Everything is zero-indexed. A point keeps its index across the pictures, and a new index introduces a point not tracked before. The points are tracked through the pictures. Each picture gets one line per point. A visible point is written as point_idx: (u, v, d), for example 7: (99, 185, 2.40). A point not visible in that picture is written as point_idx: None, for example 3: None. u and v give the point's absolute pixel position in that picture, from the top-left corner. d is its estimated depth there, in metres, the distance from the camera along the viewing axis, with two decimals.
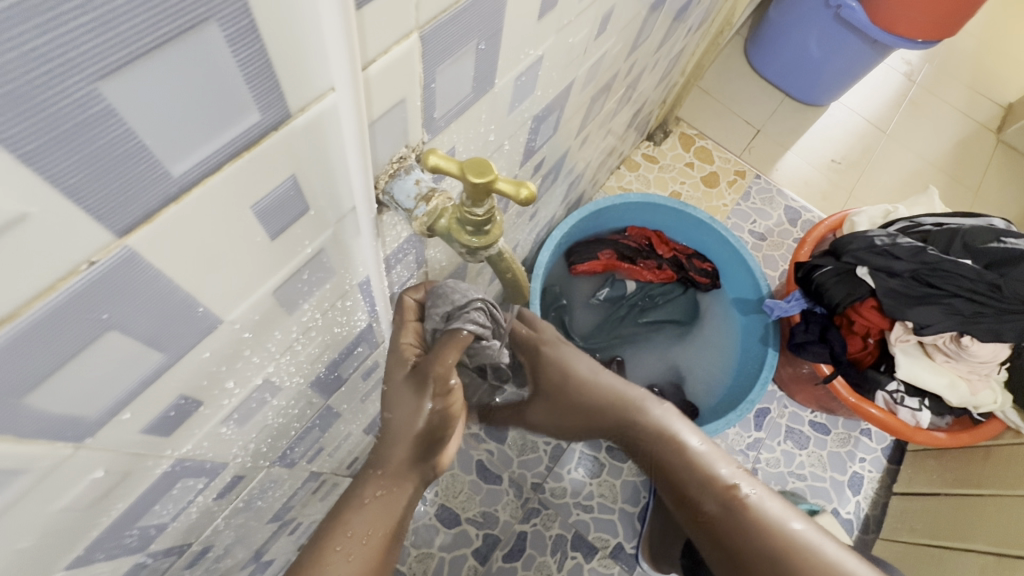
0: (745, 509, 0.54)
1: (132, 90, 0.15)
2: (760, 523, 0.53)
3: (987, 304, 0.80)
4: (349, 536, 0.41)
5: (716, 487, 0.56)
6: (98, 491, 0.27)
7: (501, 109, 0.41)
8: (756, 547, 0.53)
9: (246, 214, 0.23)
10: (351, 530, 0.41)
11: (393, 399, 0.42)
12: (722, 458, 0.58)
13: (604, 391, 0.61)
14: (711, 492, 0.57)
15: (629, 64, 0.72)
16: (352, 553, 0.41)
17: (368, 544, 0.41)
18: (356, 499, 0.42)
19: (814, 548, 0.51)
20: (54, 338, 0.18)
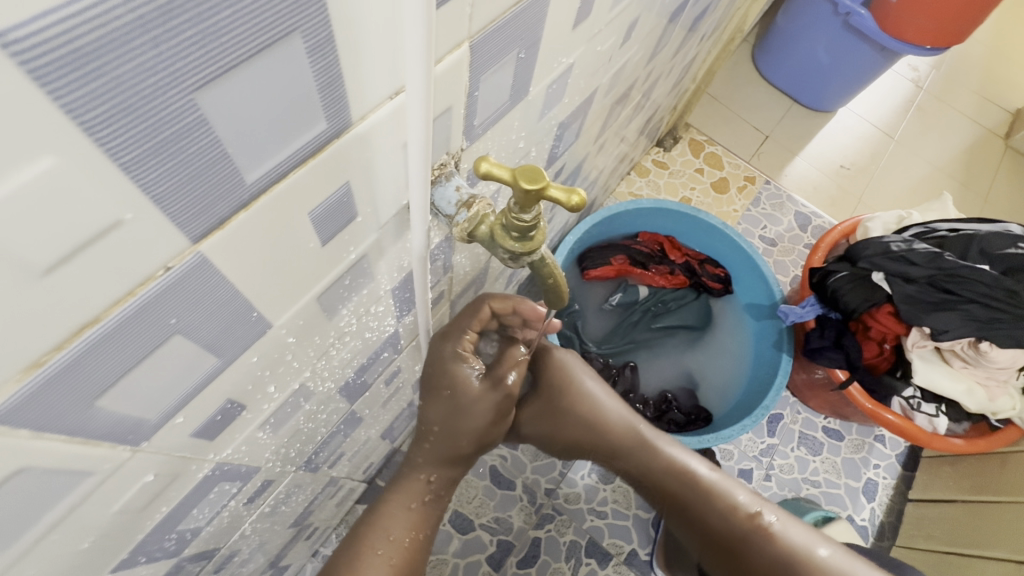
0: (766, 534, 0.54)
1: (220, 102, 0.15)
2: (787, 552, 0.53)
3: (1006, 309, 0.80)
4: (389, 537, 0.45)
5: (739, 517, 0.55)
6: (147, 494, 0.28)
7: (532, 117, 0.41)
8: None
9: (303, 221, 0.23)
10: (390, 533, 0.45)
11: (457, 404, 0.45)
12: (735, 485, 0.57)
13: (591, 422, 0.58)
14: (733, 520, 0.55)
15: (647, 71, 0.73)
16: (393, 556, 0.45)
17: (402, 546, 0.45)
18: (399, 504, 0.47)
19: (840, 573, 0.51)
20: (130, 343, 0.19)
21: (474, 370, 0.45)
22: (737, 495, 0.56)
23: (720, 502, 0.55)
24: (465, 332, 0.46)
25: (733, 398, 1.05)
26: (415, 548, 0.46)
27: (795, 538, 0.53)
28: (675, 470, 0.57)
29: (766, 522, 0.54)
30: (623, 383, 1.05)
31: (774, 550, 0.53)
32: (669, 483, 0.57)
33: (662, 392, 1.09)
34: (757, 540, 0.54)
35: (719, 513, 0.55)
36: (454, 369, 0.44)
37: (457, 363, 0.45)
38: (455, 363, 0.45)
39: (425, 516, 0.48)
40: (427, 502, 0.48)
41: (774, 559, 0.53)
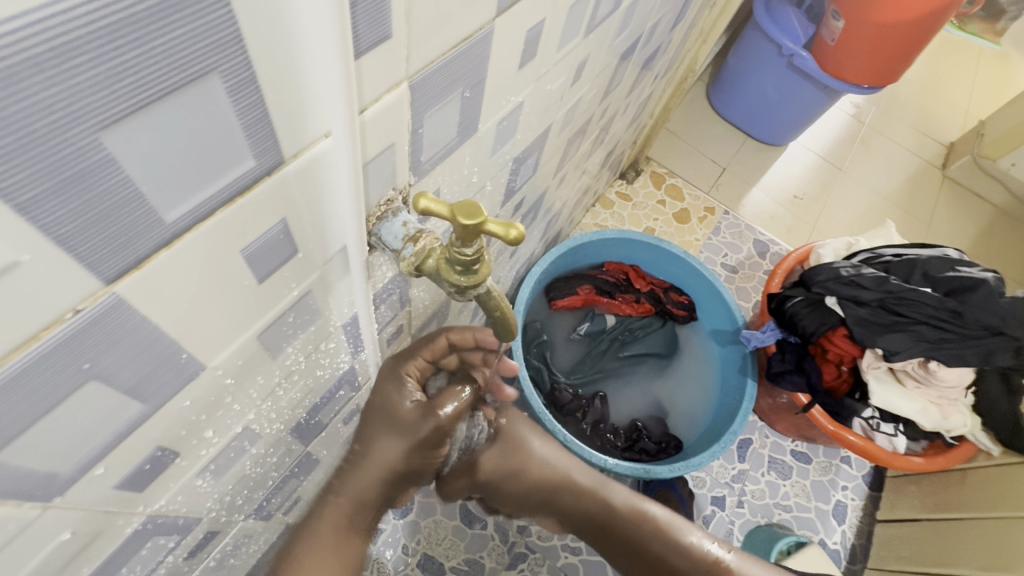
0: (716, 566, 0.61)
1: (132, 140, 0.15)
2: None
3: (950, 329, 0.83)
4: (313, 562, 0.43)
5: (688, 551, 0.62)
6: (66, 551, 0.26)
7: (484, 152, 0.42)
8: None
9: (236, 259, 0.23)
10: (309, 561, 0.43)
11: (375, 431, 0.45)
12: (685, 525, 0.63)
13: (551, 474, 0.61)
14: (679, 554, 0.62)
15: (602, 108, 0.76)
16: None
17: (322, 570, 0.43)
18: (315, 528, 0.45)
19: None
20: (34, 390, 0.18)
21: (413, 393, 0.45)
22: (688, 535, 0.62)
23: (670, 540, 0.62)
24: (415, 358, 0.47)
25: (703, 425, 1.06)
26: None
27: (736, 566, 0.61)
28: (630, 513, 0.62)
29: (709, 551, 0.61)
30: (593, 413, 1.04)
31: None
32: (626, 526, 0.62)
33: (632, 420, 1.09)
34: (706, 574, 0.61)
35: (670, 549, 0.62)
36: (389, 397, 0.45)
37: (394, 384, 0.45)
38: (393, 388, 0.45)
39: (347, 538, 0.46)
40: (343, 527, 0.45)
41: None
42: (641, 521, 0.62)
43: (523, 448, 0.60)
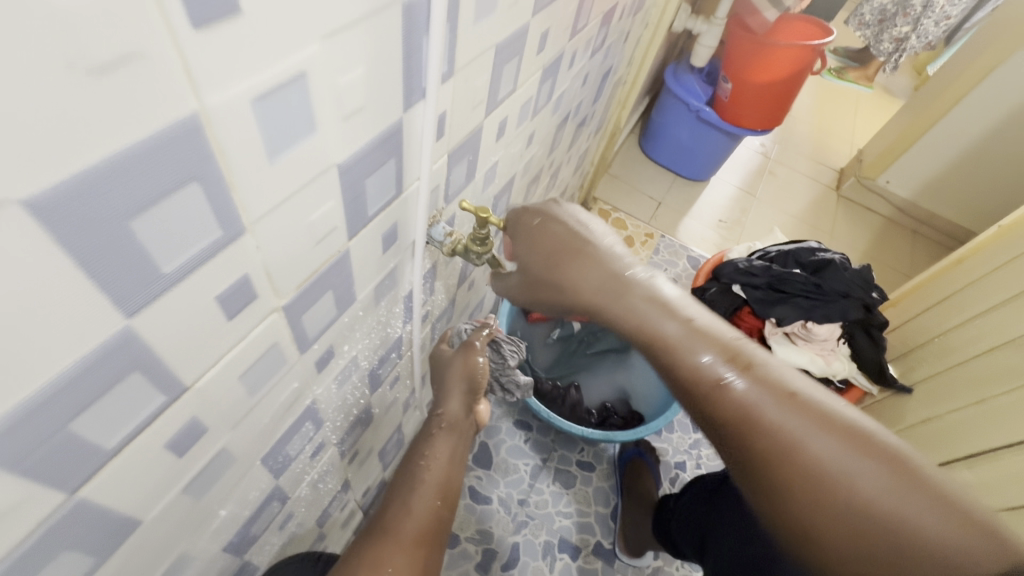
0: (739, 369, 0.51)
1: (369, 184, 0.42)
2: (759, 383, 0.50)
3: (816, 296, 1.14)
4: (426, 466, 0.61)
5: (705, 355, 0.52)
6: (290, 399, 0.49)
7: (478, 190, 0.70)
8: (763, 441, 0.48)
9: (378, 238, 0.49)
10: (423, 457, 0.62)
11: (448, 365, 0.72)
12: (708, 335, 0.53)
13: (572, 269, 0.55)
14: (698, 369, 0.52)
15: (550, 160, 1.06)
16: (429, 468, 0.61)
17: (432, 464, 0.61)
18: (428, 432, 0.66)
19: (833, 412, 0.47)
20: (318, 287, 0.43)
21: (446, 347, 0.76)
22: (707, 333, 0.53)
23: (692, 336, 0.53)
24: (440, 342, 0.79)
25: (659, 399, 1.30)
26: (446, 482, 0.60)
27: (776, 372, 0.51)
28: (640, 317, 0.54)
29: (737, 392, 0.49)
30: (570, 399, 1.29)
31: (735, 418, 0.49)
32: (655, 344, 0.54)
33: (603, 403, 1.34)
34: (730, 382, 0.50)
35: (694, 344, 0.53)
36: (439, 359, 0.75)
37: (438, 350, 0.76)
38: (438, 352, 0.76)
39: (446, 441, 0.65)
40: (443, 429, 0.66)
41: (743, 404, 0.49)
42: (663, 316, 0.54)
43: (554, 250, 0.56)
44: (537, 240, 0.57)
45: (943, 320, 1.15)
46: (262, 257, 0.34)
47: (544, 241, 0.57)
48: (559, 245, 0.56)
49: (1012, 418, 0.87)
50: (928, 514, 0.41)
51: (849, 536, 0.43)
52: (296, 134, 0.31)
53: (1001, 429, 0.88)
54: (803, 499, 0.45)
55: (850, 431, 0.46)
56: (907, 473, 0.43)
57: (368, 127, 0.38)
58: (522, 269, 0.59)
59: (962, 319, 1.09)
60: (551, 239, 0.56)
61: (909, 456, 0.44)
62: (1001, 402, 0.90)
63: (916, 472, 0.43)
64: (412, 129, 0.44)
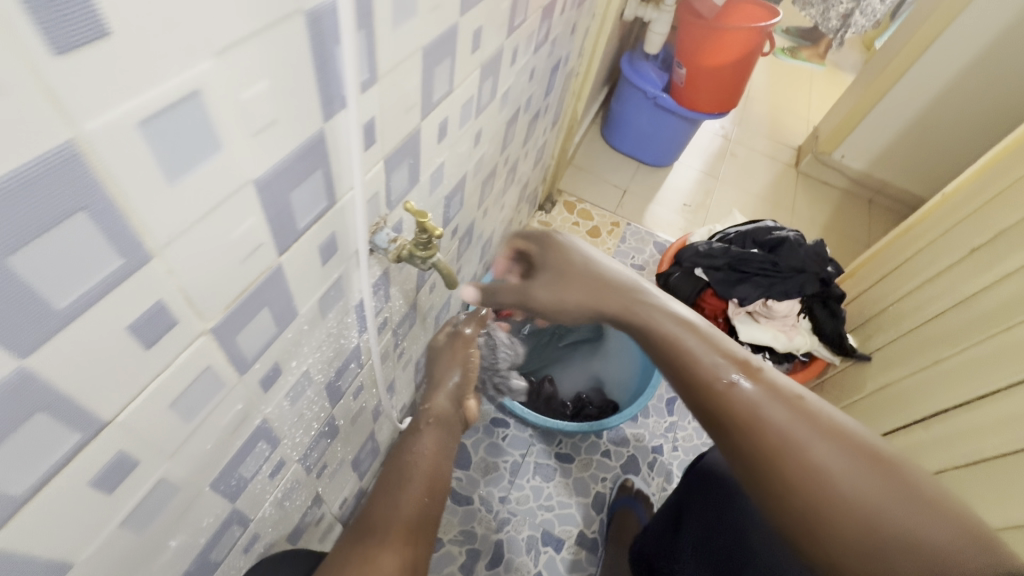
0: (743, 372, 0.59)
1: (294, 197, 0.41)
2: (765, 387, 0.57)
3: (775, 274, 1.18)
4: (414, 457, 0.58)
5: (714, 360, 0.61)
6: (236, 421, 0.48)
7: (424, 193, 0.69)
8: (764, 434, 0.54)
9: (314, 251, 0.48)
10: (411, 450, 0.59)
11: (439, 360, 0.74)
12: (720, 345, 0.62)
13: (599, 274, 0.70)
14: (710, 369, 0.60)
15: (504, 156, 1.06)
16: (418, 460, 0.58)
17: (420, 457, 0.58)
18: (414, 426, 0.63)
19: (828, 419, 0.54)
20: (250, 306, 0.42)
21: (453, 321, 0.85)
22: (720, 344, 0.63)
23: (703, 342, 0.63)
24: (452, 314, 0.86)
25: (633, 385, 1.33)
26: (433, 477, 0.57)
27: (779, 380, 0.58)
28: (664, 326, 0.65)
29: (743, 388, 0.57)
30: (545, 392, 1.29)
31: (737, 410, 0.56)
32: (671, 346, 0.64)
33: (578, 394, 1.35)
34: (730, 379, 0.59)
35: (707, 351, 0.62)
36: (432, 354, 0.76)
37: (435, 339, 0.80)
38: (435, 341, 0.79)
39: (433, 438, 0.62)
40: (431, 424, 0.64)
41: (745, 400, 0.56)
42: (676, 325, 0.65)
43: (580, 259, 0.71)
44: (565, 250, 0.72)
45: (896, 287, 1.19)
46: (177, 283, 0.33)
47: (568, 254, 0.72)
48: (585, 261, 0.71)
49: (968, 377, 0.89)
50: (931, 522, 0.46)
51: (849, 530, 0.48)
52: (198, 155, 0.30)
53: (958, 389, 0.90)
54: (807, 500, 0.50)
55: (851, 441, 0.52)
56: (900, 483, 0.49)
57: (284, 141, 0.37)
58: (547, 274, 0.72)
59: (914, 284, 1.13)
60: (574, 254, 0.72)
61: (903, 465, 0.50)
62: (953, 364, 0.94)
63: (915, 485, 0.49)
64: (337, 139, 0.43)
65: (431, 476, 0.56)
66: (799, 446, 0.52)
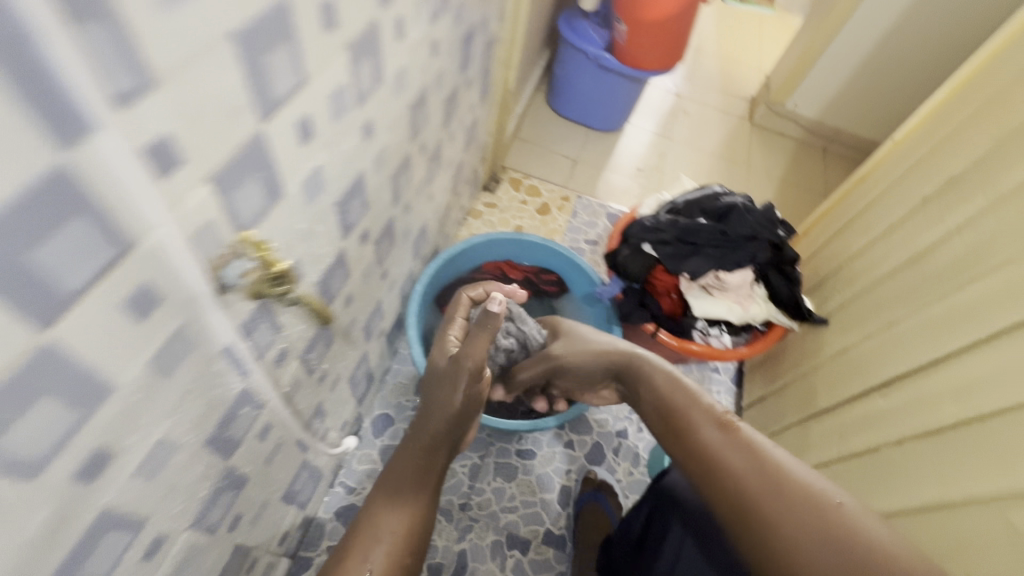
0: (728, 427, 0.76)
1: (42, 256, 0.31)
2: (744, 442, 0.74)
3: (725, 244, 1.11)
4: (386, 516, 0.76)
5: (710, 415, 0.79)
6: (48, 529, 0.39)
7: (300, 206, 0.59)
8: (738, 470, 0.71)
9: (116, 311, 0.38)
10: (387, 510, 0.76)
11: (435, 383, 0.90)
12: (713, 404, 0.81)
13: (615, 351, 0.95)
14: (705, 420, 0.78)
15: (419, 143, 0.95)
16: (393, 522, 0.75)
17: (395, 517, 0.76)
18: (391, 479, 0.81)
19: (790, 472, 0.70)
20: (13, 401, 0.32)
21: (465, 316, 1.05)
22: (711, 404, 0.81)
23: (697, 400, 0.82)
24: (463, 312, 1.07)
25: None
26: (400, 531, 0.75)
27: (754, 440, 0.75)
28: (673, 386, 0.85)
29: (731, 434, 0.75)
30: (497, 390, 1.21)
31: (721, 450, 0.74)
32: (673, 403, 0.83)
33: None
34: (717, 427, 0.76)
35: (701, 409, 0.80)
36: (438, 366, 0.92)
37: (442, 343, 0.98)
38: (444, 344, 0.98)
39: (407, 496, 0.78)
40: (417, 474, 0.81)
41: (727, 443, 0.74)
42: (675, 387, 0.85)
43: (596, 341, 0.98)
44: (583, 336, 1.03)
45: (850, 244, 1.13)
46: None
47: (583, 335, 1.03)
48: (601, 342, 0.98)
49: (926, 340, 0.84)
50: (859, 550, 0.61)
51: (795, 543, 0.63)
52: None
53: (914, 353, 0.85)
54: (764, 520, 0.66)
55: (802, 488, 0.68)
56: (848, 527, 0.63)
57: None
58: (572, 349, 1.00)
59: (867, 240, 1.08)
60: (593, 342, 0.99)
61: (845, 516, 0.64)
62: (908, 326, 0.89)
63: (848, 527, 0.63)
64: (102, 169, 0.33)
65: (404, 540, 0.74)
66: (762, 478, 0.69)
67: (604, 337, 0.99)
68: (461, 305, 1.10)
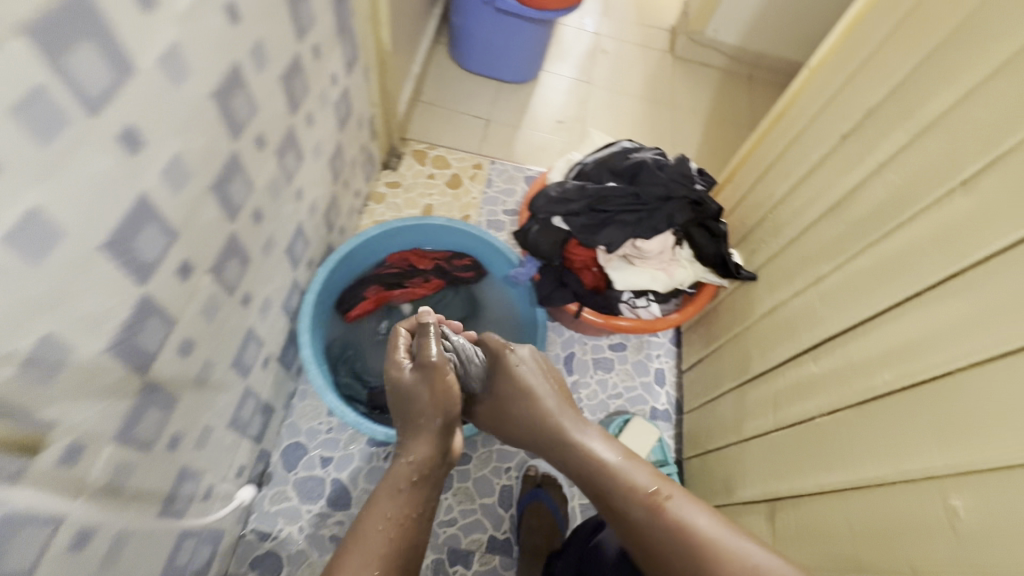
0: (658, 502, 0.66)
1: None
2: (679, 517, 0.64)
3: (640, 208, 0.99)
4: (385, 518, 0.68)
5: (633, 493, 0.68)
6: None
7: (12, 273, 0.42)
8: (672, 551, 0.63)
9: None
10: (386, 516, 0.68)
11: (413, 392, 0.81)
12: (637, 468, 0.70)
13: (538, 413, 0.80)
14: (630, 501, 0.67)
15: (251, 136, 0.76)
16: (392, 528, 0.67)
17: (391, 522, 0.68)
18: (396, 485, 0.72)
19: (728, 548, 0.61)
20: None
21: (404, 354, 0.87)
22: (634, 473, 0.70)
23: (614, 471, 0.70)
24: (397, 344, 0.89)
25: None
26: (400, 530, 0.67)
27: (684, 513, 0.65)
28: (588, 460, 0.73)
29: (666, 512, 0.65)
30: None
31: (657, 530, 0.64)
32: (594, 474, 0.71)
33: None
34: (639, 508, 0.66)
35: (616, 481, 0.69)
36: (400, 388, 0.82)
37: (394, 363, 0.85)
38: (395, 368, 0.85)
39: (410, 498, 0.71)
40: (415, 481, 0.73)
41: (656, 525, 0.65)
42: (592, 458, 0.73)
43: (516, 394, 0.82)
44: (507, 376, 0.84)
45: (773, 189, 1.03)
46: None
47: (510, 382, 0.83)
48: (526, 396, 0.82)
49: (852, 297, 0.76)
50: None
51: None
52: None
53: (842, 313, 0.78)
54: None
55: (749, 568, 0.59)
56: None
57: None
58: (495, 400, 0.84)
59: (790, 185, 0.98)
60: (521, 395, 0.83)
61: None
62: (836, 281, 0.81)
63: None
64: None
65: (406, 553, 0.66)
66: (705, 550, 0.61)
67: (535, 390, 0.82)
68: (398, 341, 0.89)
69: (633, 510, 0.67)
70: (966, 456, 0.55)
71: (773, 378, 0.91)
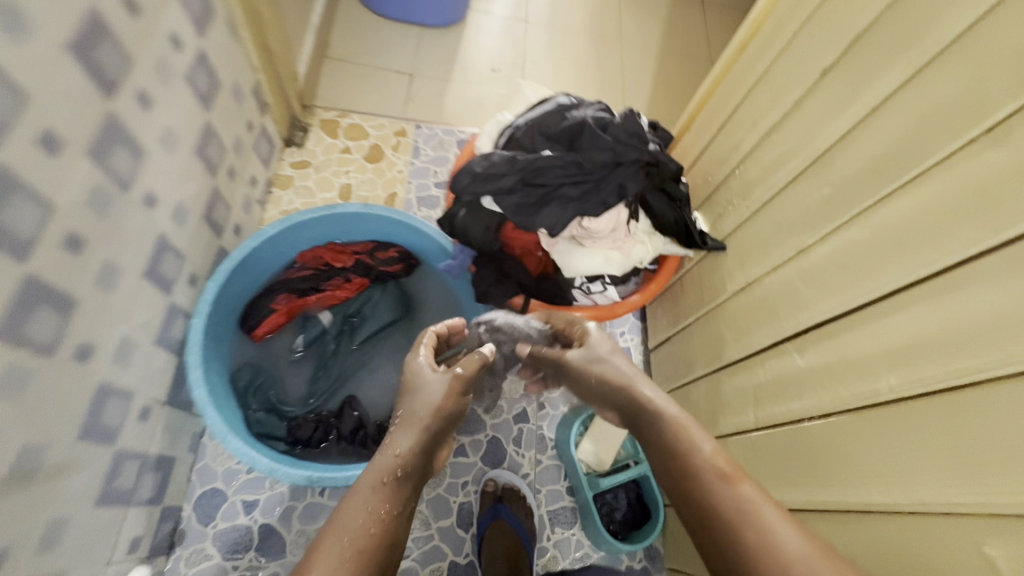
0: (719, 479, 0.55)
1: None
2: (736, 498, 0.53)
3: (585, 179, 0.81)
4: (366, 511, 0.52)
5: (701, 466, 0.57)
6: None
7: None
8: (734, 542, 0.50)
9: None
10: (367, 509, 0.53)
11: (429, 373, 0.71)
12: (704, 439, 0.60)
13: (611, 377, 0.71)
14: (701, 471, 0.57)
15: (25, 141, 0.54)
16: (371, 526, 0.51)
17: (369, 522, 0.52)
18: (377, 471, 0.57)
19: (785, 548, 0.48)
20: None
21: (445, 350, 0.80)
22: (703, 447, 0.59)
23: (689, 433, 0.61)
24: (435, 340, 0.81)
25: None
26: (376, 533, 0.51)
27: (758, 497, 0.53)
28: (673, 425, 0.62)
29: (739, 488, 0.54)
30: (347, 423, 0.95)
31: (719, 509, 0.53)
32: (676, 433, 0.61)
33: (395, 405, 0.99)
34: (709, 478, 0.55)
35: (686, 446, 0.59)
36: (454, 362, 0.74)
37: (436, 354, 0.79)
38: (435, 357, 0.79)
39: (393, 493, 0.55)
40: (395, 478, 0.57)
41: (729, 502, 0.53)
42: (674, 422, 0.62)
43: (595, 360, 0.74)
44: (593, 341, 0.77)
45: (741, 140, 0.87)
46: None
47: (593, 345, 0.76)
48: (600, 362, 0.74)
49: (843, 276, 0.62)
50: None
51: None
52: None
53: (830, 296, 0.64)
54: None
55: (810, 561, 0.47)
56: None
57: None
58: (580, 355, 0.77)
59: (758, 136, 0.82)
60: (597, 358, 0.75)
61: None
62: (822, 256, 0.66)
63: None
64: None
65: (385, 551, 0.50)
66: (767, 537, 0.49)
67: (605, 358, 0.74)
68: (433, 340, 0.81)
69: (704, 479, 0.56)
70: (979, 494, 0.45)
71: (752, 367, 0.78)
